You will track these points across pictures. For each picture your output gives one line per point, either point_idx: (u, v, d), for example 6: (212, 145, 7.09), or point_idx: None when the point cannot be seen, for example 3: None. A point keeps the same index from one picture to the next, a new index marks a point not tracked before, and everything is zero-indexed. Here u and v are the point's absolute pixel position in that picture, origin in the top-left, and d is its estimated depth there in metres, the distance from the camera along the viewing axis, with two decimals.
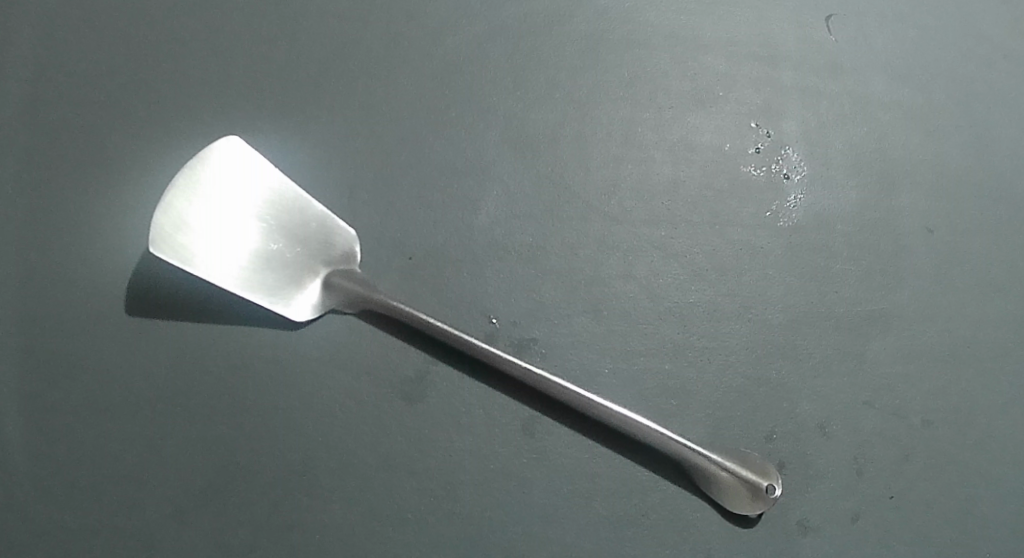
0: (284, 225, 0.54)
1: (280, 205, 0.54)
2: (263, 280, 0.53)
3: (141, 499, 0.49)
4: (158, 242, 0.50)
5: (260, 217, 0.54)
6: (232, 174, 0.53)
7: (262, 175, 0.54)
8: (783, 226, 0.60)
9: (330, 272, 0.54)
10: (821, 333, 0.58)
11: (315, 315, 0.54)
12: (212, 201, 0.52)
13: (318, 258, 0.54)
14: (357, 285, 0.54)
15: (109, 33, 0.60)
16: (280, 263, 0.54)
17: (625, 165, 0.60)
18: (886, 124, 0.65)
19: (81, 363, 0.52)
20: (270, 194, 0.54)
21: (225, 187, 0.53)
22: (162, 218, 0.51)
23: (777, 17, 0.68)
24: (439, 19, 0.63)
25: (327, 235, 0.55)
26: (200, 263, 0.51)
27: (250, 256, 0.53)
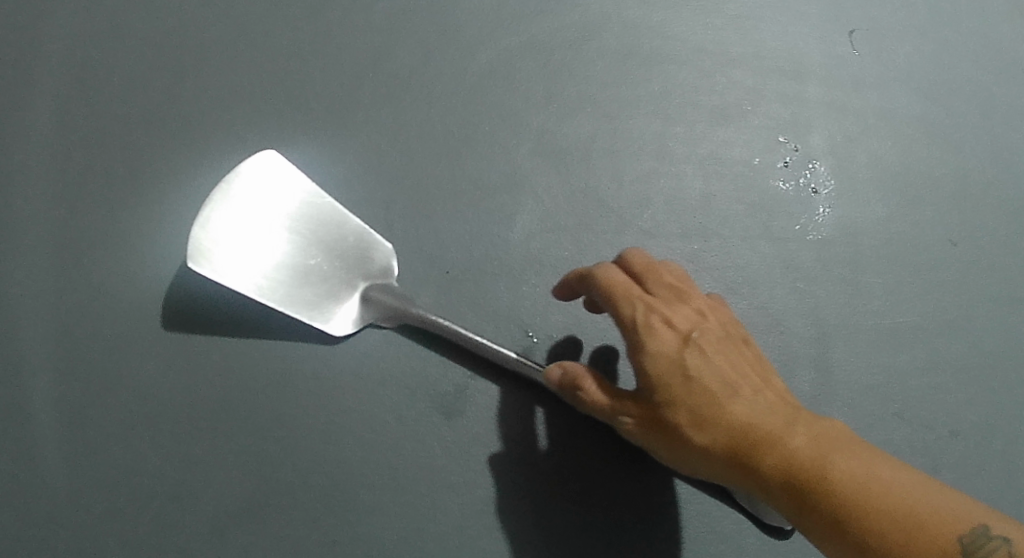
0: (321, 238, 0.54)
1: (312, 218, 0.54)
2: (302, 295, 0.52)
3: (182, 515, 0.49)
4: (195, 256, 0.50)
5: (295, 230, 0.53)
6: (266, 187, 0.53)
7: (296, 187, 0.54)
8: (812, 239, 0.62)
9: (366, 285, 0.54)
10: (852, 345, 0.60)
11: (354, 329, 0.53)
12: (247, 214, 0.52)
13: (353, 271, 0.54)
14: (394, 299, 0.53)
15: (127, 38, 0.59)
16: (318, 277, 0.53)
17: (657, 180, 0.60)
18: (908, 138, 0.66)
19: (114, 380, 0.51)
20: (305, 207, 0.54)
21: (261, 199, 0.52)
22: (201, 234, 0.51)
23: (802, 32, 0.68)
24: (468, 30, 0.62)
25: (362, 247, 0.54)
26: (237, 277, 0.51)
27: (287, 270, 0.52)
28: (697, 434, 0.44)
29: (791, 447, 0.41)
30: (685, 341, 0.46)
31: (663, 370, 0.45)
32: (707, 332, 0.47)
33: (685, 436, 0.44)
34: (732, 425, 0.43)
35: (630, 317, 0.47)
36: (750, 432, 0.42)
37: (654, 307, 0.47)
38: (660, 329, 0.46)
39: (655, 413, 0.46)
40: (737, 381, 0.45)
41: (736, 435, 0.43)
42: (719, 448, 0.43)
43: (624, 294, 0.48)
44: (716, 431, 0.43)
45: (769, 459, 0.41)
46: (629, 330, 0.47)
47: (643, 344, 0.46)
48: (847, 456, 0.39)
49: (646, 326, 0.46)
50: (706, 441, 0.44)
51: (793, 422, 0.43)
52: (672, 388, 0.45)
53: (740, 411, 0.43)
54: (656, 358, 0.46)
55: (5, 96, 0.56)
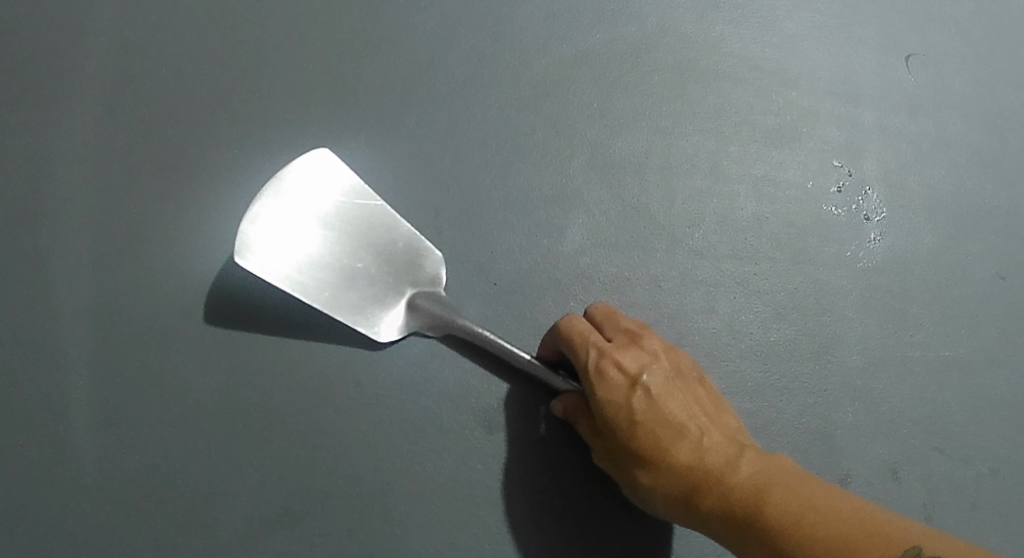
0: (370, 241, 0.52)
1: (361, 222, 0.52)
2: (348, 298, 0.51)
3: (216, 518, 0.48)
4: (242, 253, 0.48)
5: (344, 232, 0.52)
6: (318, 189, 0.51)
7: (346, 188, 0.52)
8: (863, 267, 0.61)
9: (414, 292, 0.53)
10: (897, 377, 0.59)
11: (399, 337, 0.52)
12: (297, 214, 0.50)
13: (400, 278, 0.52)
14: (442, 308, 0.52)
15: (179, 24, 0.57)
16: (364, 281, 0.51)
17: (709, 199, 0.59)
18: (962, 168, 0.65)
19: (153, 376, 0.50)
20: (357, 210, 0.52)
21: (314, 200, 0.51)
22: (249, 229, 0.49)
23: (860, 54, 0.66)
24: (524, 36, 0.61)
25: (410, 254, 0.53)
26: (285, 276, 0.49)
27: (335, 272, 0.51)
28: (646, 476, 0.47)
29: (731, 485, 0.44)
30: (632, 385, 0.48)
31: (614, 416, 0.47)
32: (657, 374, 0.49)
33: (636, 478, 0.47)
34: (679, 466, 0.46)
35: (584, 362, 0.49)
36: (695, 472, 0.46)
37: (606, 350, 0.49)
38: (610, 373, 0.48)
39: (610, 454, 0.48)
40: (684, 421, 0.47)
41: (681, 476, 0.46)
42: (667, 488, 0.46)
43: (579, 339, 0.49)
44: (665, 472, 0.46)
45: (711, 497, 0.44)
46: (581, 375, 0.49)
47: (595, 390, 0.48)
48: (783, 490, 0.43)
49: (595, 373, 0.48)
50: (654, 482, 0.47)
51: (737, 459, 0.46)
52: (621, 433, 0.47)
53: (685, 452, 0.46)
54: (606, 403, 0.47)
55: (51, 78, 0.55)
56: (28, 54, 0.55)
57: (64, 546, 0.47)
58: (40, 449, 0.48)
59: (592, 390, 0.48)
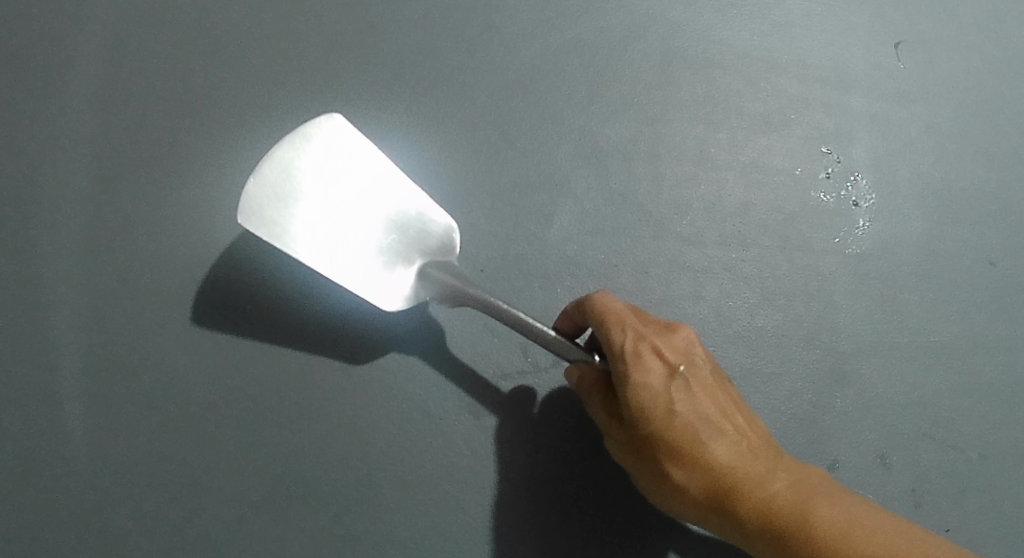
0: (379, 207, 0.50)
1: (373, 188, 0.50)
2: (353, 265, 0.49)
3: (203, 503, 0.48)
4: (246, 209, 0.48)
5: (351, 196, 0.49)
6: (331, 152, 0.49)
7: (354, 154, 0.50)
8: (851, 253, 0.61)
9: (426, 260, 0.50)
10: (886, 363, 0.59)
11: (404, 305, 0.50)
12: (303, 175, 0.48)
13: (411, 242, 0.50)
14: (456, 276, 0.50)
15: (166, 14, 0.57)
16: (372, 249, 0.49)
17: (697, 185, 0.59)
18: (951, 154, 0.65)
19: (140, 363, 0.50)
20: (370, 176, 0.50)
21: (324, 165, 0.49)
22: (254, 189, 0.48)
23: (849, 41, 0.66)
24: (512, 24, 0.60)
25: (422, 219, 0.51)
26: (287, 236, 0.48)
27: (339, 239, 0.49)
28: (677, 470, 0.46)
29: (768, 492, 0.44)
30: (669, 375, 0.46)
31: (649, 404, 0.45)
32: (694, 366, 0.47)
33: (664, 469, 0.46)
34: (712, 465, 0.45)
35: (618, 344, 0.46)
36: (729, 473, 0.45)
37: (645, 334, 0.46)
38: (648, 360, 0.46)
39: (636, 442, 0.47)
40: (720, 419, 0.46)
41: (714, 475, 0.45)
42: (696, 485, 0.46)
43: (616, 319, 0.47)
44: (697, 469, 0.45)
45: (746, 501, 0.44)
46: (613, 357, 0.46)
47: (631, 376, 0.45)
48: (825, 502, 0.43)
49: (632, 357, 0.46)
50: (685, 477, 0.46)
51: (771, 465, 0.45)
52: (657, 423, 0.45)
53: (721, 450, 0.45)
54: (643, 391, 0.45)
55: (39, 69, 0.55)
56: (16, 44, 0.55)
57: (56, 532, 0.47)
58: (30, 438, 0.48)
59: (627, 374, 0.45)
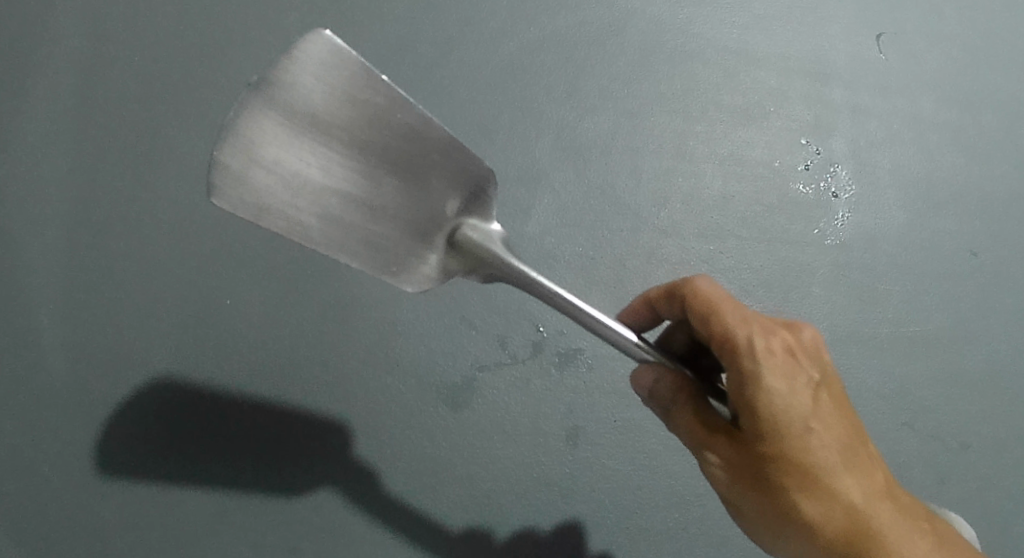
0: (402, 160, 0.38)
1: (381, 130, 0.37)
2: (371, 234, 0.39)
3: (184, 495, 0.50)
4: (218, 182, 0.35)
5: (364, 150, 0.37)
6: (315, 87, 0.35)
7: (363, 87, 0.36)
8: (830, 244, 0.61)
9: (465, 227, 0.41)
10: (865, 353, 0.59)
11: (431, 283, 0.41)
12: (297, 122, 0.36)
13: (439, 199, 0.40)
14: (503, 254, 0.40)
15: (143, 12, 0.57)
16: (394, 215, 0.39)
17: (675, 178, 0.60)
18: (931, 146, 0.65)
19: (120, 358, 0.51)
20: (373, 113, 0.37)
21: (311, 106, 0.36)
22: (224, 152, 0.35)
23: (830, 34, 0.66)
24: (490, 19, 0.61)
25: (452, 166, 0.40)
26: (281, 210, 0.36)
27: (350, 203, 0.38)
28: (811, 505, 0.41)
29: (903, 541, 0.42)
30: (806, 386, 0.40)
31: (785, 419, 0.39)
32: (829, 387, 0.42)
33: (795, 501, 0.41)
34: (848, 504, 0.41)
35: (754, 346, 0.39)
36: (866, 515, 0.41)
37: (789, 344, 0.41)
38: (797, 374, 0.40)
39: (755, 460, 0.40)
40: (855, 451, 0.42)
41: (851, 516, 0.41)
42: (829, 524, 0.41)
43: (752, 322, 0.41)
44: (832, 506, 0.41)
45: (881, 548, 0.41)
46: (745, 357, 0.39)
47: (779, 391, 0.39)
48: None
49: (770, 359, 0.39)
50: (818, 514, 0.41)
51: (899, 511, 0.43)
52: (790, 441, 0.40)
53: (852, 486, 0.41)
54: (790, 410, 0.40)
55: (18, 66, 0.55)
56: None
57: (43, 521, 0.48)
58: (14, 430, 0.49)
59: (766, 385, 0.39)
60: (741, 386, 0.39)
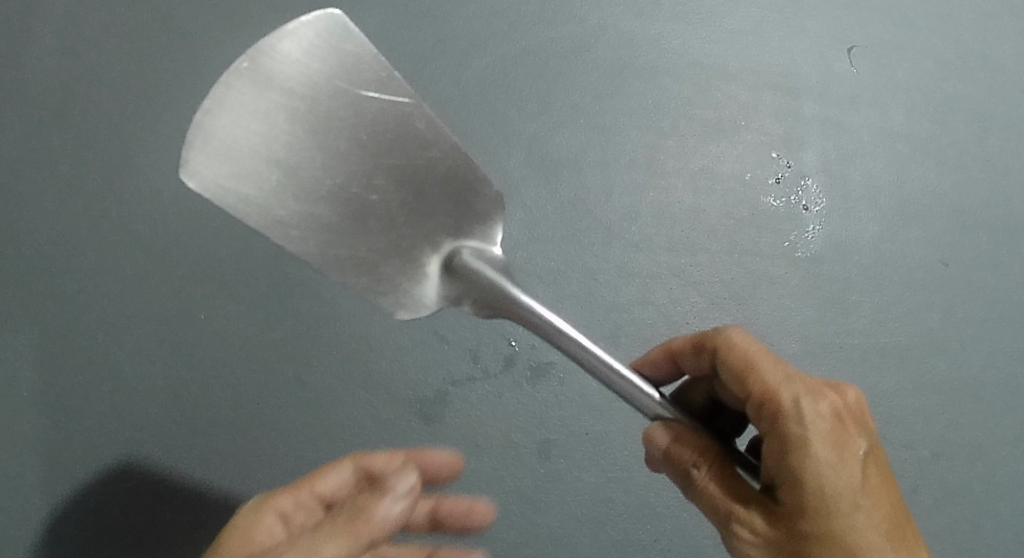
0: (393, 164, 0.39)
1: (381, 138, 0.38)
2: (353, 241, 0.38)
3: (160, 509, 0.51)
4: (193, 158, 0.34)
5: (363, 153, 0.38)
6: (323, 81, 0.36)
7: (372, 93, 0.38)
8: (800, 256, 0.62)
9: (462, 251, 0.40)
10: (835, 364, 0.60)
11: (426, 309, 0.40)
12: (285, 109, 0.36)
13: (435, 215, 0.40)
14: (497, 278, 0.39)
15: (116, 31, 0.58)
16: (383, 223, 0.39)
17: (646, 193, 0.60)
18: (904, 157, 0.66)
19: (98, 374, 0.52)
20: (376, 118, 0.38)
21: (315, 99, 0.36)
22: (212, 124, 0.34)
23: (802, 47, 0.67)
24: (463, 36, 0.62)
25: (451, 182, 0.40)
26: (260, 196, 0.36)
27: (331, 202, 0.38)
28: None
29: None
30: (855, 457, 0.37)
31: (833, 494, 0.36)
32: (876, 458, 0.39)
33: None
34: None
35: (791, 403, 0.38)
36: None
37: (832, 404, 0.38)
38: (840, 436, 0.37)
39: (796, 541, 0.37)
40: (904, 532, 0.38)
41: None
42: None
43: (787, 377, 0.39)
44: None
45: None
46: (787, 417, 0.37)
47: (821, 452, 0.36)
48: None
49: (817, 422, 0.37)
50: None
51: None
52: (838, 522, 0.36)
53: None
54: (832, 474, 0.36)
55: None
56: None
57: (24, 532, 0.50)
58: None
59: (805, 443, 0.36)
60: (784, 451, 0.37)
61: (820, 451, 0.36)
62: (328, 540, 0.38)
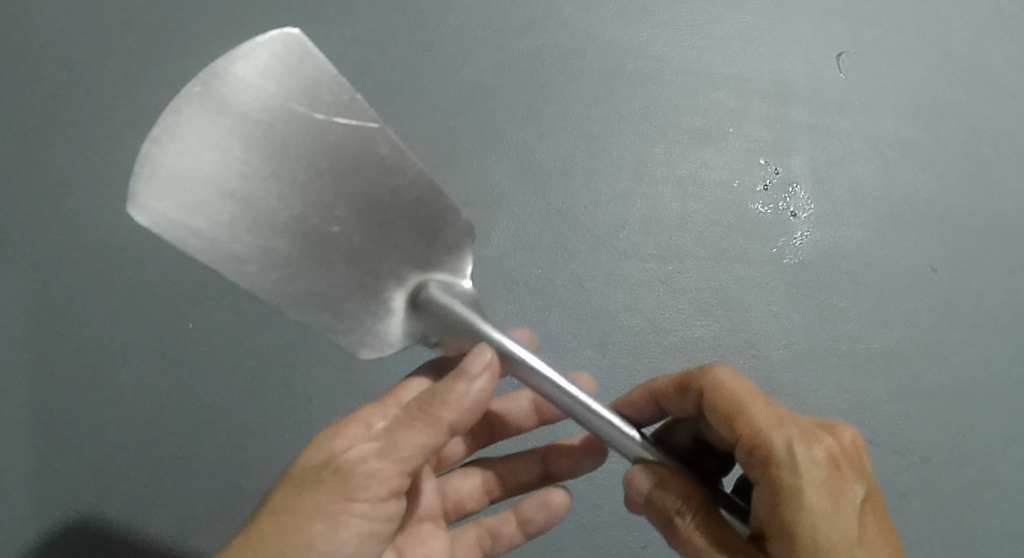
0: (352, 194, 0.38)
1: (341, 163, 0.38)
2: (312, 273, 0.39)
3: (149, 514, 0.53)
4: (143, 193, 0.35)
5: (322, 182, 0.38)
6: (278, 105, 0.36)
7: (329, 117, 0.37)
8: (788, 263, 0.62)
9: (430, 285, 0.40)
10: (823, 369, 0.60)
11: (389, 349, 0.41)
12: (237, 136, 0.36)
13: (398, 243, 0.40)
14: (464, 311, 0.39)
15: (113, 46, 0.59)
16: (343, 256, 0.39)
17: (633, 200, 0.61)
18: (893, 163, 0.66)
19: (92, 382, 0.54)
20: (336, 143, 0.37)
21: (268, 126, 0.36)
22: (163, 154, 0.35)
23: (790, 54, 0.67)
24: (452, 45, 0.62)
25: (415, 209, 0.40)
26: (213, 229, 0.37)
27: (288, 232, 0.38)
28: None
29: None
30: (852, 506, 0.37)
31: (826, 543, 0.36)
32: (877, 511, 0.38)
33: None
34: None
35: (783, 447, 0.38)
36: None
37: (828, 451, 0.38)
38: (834, 484, 0.37)
39: None
40: None
41: None
42: None
43: (781, 421, 0.39)
44: None
45: None
46: (781, 465, 0.37)
47: (812, 498, 0.36)
48: None
49: (813, 470, 0.37)
50: None
51: None
52: None
53: None
54: (826, 522, 0.36)
55: None
56: None
57: (18, 534, 0.52)
58: None
59: (796, 488, 0.37)
60: (778, 500, 0.37)
61: (812, 498, 0.36)
62: (412, 430, 0.38)
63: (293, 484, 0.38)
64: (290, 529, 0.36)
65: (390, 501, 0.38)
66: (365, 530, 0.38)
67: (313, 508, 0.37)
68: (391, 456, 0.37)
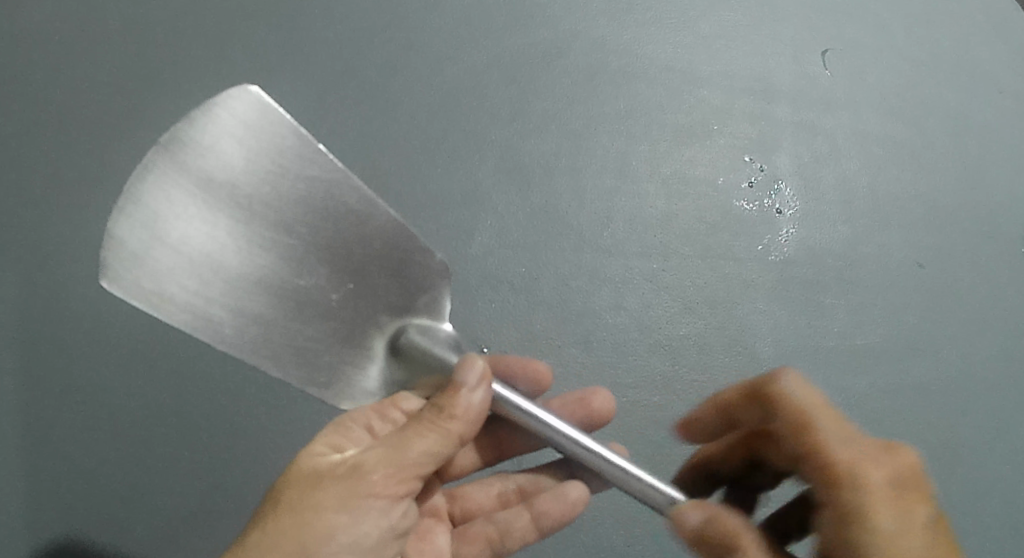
0: (324, 244, 0.39)
1: (311, 217, 0.39)
2: (289, 330, 0.39)
3: (133, 517, 0.51)
4: (112, 266, 0.35)
5: (294, 239, 0.39)
6: (238, 165, 0.37)
7: (291, 176, 0.38)
8: (774, 259, 0.62)
9: (409, 330, 0.41)
10: (809, 365, 0.60)
11: (363, 396, 0.41)
12: (202, 201, 0.36)
13: (373, 291, 0.40)
14: (449, 355, 0.40)
15: (96, 48, 0.59)
16: (319, 312, 0.39)
17: (618, 198, 0.61)
18: (879, 158, 0.66)
19: (75, 383, 0.53)
20: (303, 198, 0.39)
21: (233, 186, 0.37)
22: (129, 225, 0.35)
23: (775, 51, 0.67)
24: (435, 45, 0.62)
25: (388, 256, 0.41)
26: (186, 297, 0.36)
27: (262, 290, 0.38)
28: None
29: None
30: (920, 524, 0.35)
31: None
32: (941, 531, 0.37)
33: None
34: None
35: (850, 463, 0.37)
36: None
37: (894, 467, 0.37)
38: (903, 502, 0.36)
39: None
40: None
41: None
42: None
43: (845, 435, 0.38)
44: None
45: None
46: (844, 480, 0.37)
47: (885, 517, 0.35)
48: None
49: (881, 488, 0.36)
50: None
51: None
52: None
53: None
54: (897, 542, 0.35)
55: None
56: None
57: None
58: None
59: (865, 506, 0.35)
60: (842, 519, 0.36)
61: (885, 517, 0.35)
62: (422, 433, 0.37)
63: (305, 478, 0.37)
64: (308, 522, 0.35)
65: (404, 501, 0.38)
66: (385, 527, 0.37)
67: (331, 501, 0.36)
68: (404, 457, 0.37)
